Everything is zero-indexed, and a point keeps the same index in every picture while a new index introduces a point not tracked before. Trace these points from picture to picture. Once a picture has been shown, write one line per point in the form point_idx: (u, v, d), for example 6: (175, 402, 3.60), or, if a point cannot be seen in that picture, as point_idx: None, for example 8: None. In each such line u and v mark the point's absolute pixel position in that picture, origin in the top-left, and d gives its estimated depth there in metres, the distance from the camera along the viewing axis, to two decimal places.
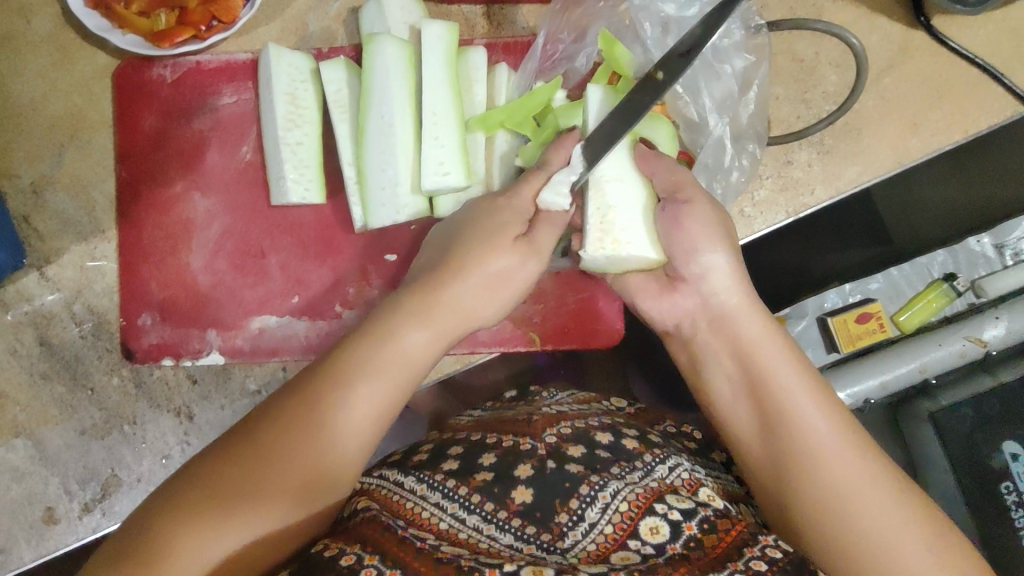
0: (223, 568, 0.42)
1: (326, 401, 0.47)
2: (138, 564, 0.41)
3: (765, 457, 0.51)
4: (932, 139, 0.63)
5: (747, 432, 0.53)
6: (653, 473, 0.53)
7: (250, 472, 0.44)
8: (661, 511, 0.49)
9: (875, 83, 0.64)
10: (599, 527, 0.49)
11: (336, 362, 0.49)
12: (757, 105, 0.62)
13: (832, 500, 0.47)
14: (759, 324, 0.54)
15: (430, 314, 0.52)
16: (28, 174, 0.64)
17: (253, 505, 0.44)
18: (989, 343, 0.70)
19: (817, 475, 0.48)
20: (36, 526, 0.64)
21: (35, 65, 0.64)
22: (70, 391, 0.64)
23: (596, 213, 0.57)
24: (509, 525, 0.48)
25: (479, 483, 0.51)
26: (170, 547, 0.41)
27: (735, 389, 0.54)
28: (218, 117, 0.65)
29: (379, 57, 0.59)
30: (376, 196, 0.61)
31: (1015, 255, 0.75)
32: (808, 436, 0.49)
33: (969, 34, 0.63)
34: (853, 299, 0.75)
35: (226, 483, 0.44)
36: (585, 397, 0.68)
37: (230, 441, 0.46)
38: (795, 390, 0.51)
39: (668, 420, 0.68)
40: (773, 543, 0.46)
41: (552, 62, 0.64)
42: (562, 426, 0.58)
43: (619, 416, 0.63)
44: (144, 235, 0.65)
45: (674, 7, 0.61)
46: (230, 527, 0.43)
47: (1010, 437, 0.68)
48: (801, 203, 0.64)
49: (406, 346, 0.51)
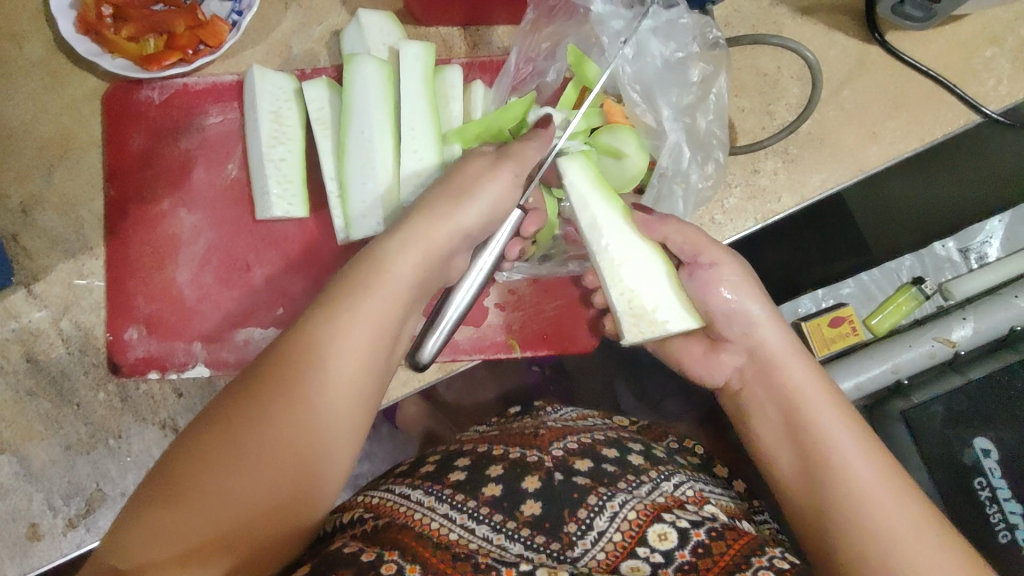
0: (245, 494, 0.41)
1: (320, 325, 0.46)
2: (165, 501, 0.40)
3: (798, 466, 0.52)
4: (891, 147, 0.66)
5: (777, 449, 0.55)
6: (659, 487, 0.54)
7: (253, 399, 0.43)
8: (670, 519, 0.50)
9: (835, 95, 0.67)
10: (608, 535, 0.49)
11: (334, 291, 0.48)
12: (716, 112, 0.64)
13: (852, 515, 0.47)
14: (803, 365, 0.56)
15: (418, 240, 0.51)
16: (19, 195, 0.66)
17: (257, 434, 0.42)
18: (957, 343, 0.72)
19: (846, 489, 0.48)
20: (20, 543, 0.64)
21: (27, 89, 0.66)
22: (56, 407, 0.65)
23: (623, 302, 0.56)
24: (519, 534, 0.49)
25: (489, 496, 0.52)
26: (195, 495, 0.40)
27: (769, 405, 0.56)
28: (204, 136, 0.67)
29: (358, 75, 0.61)
30: (357, 208, 0.63)
31: (979, 258, 0.79)
32: (837, 446, 0.50)
33: (921, 48, 0.66)
34: (826, 304, 0.78)
35: (235, 414, 0.42)
36: (584, 411, 0.69)
37: (241, 378, 0.45)
38: (818, 400, 0.53)
39: (672, 434, 0.69)
40: (779, 555, 0.49)
41: (524, 79, 0.67)
42: (569, 440, 0.60)
43: (624, 432, 0.64)
44: (131, 250, 0.67)
45: (622, 22, 0.63)
46: (235, 458, 0.41)
47: (981, 433, 0.69)
48: (769, 210, 0.66)
49: (400, 261, 0.50)
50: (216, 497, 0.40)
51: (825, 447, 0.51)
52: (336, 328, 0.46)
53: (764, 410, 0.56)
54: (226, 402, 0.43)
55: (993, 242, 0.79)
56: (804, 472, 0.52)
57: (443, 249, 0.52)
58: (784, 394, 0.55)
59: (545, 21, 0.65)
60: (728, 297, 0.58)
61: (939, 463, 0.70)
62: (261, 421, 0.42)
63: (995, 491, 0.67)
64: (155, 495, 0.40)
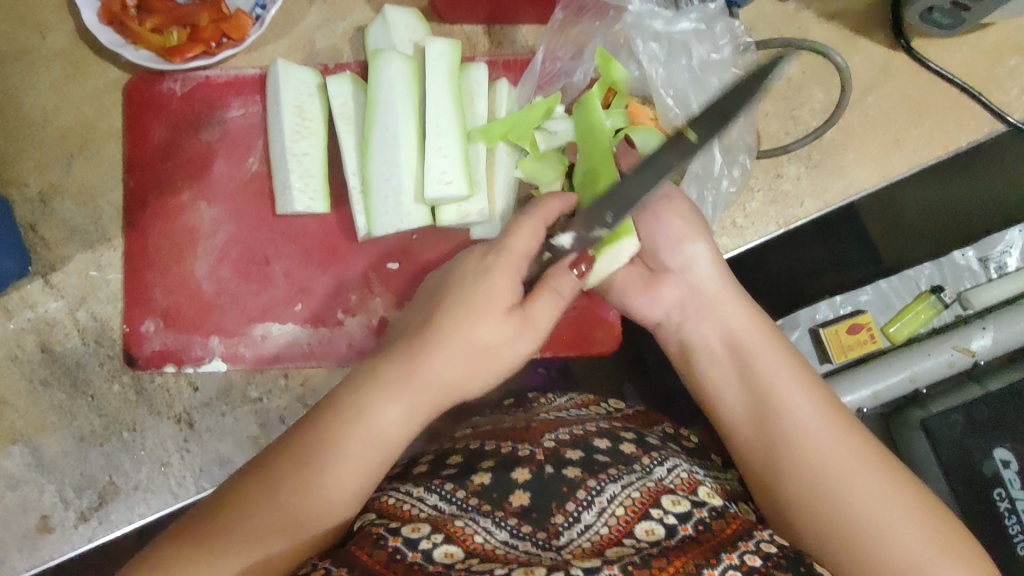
0: (277, 530, 0.45)
1: (359, 403, 0.48)
2: (209, 529, 0.45)
3: (757, 441, 0.53)
4: (915, 154, 0.66)
5: (741, 424, 0.55)
6: (651, 473, 0.52)
7: (293, 460, 0.47)
8: (657, 516, 0.49)
9: (859, 101, 0.66)
10: (595, 528, 0.48)
11: (379, 374, 0.50)
12: (746, 116, 0.63)
13: (847, 530, 0.48)
14: (778, 359, 0.55)
15: (418, 370, 0.50)
16: (37, 184, 0.66)
17: (290, 486, 0.46)
18: (977, 353, 0.72)
19: (838, 505, 0.49)
20: (30, 535, 0.63)
21: (48, 78, 0.66)
22: (70, 398, 0.64)
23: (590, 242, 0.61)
24: (506, 522, 0.49)
25: (477, 487, 0.51)
26: (240, 530, 0.45)
27: (727, 374, 0.57)
28: (226, 129, 0.67)
29: (384, 71, 0.61)
30: (380, 205, 0.63)
31: (998, 269, 0.77)
32: (801, 423, 0.51)
33: (946, 55, 0.66)
34: (844, 311, 0.77)
35: (279, 469, 0.46)
36: (585, 399, 0.68)
37: (291, 436, 0.48)
38: (777, 371, 0.54)
39: (666, 420, 0.67)
40: (768, 538, 0.48)
41: (551, 78, 0.66)
42: (561, 432, 0.57)
43: (617, 421, 0.62)
44: (150, 242, 0.66)
45: (663, 21, 0.63)
46: (268, 503, 0.45)
47: (1002, 443, 0.69)
48: (791, 215, 0.66)
49: (452, 346, 0.50)
50: (252, 532, 0.45)
51: (798, 448, 0.51)
52: (342, 444, 0.47)
53: (723, 378, 0.57)
54: (214, 510, 0.46)
55: (1013, 251, 0.77)
56: (764, 445, 0.53)
57: (493, 329, 0.51)
58: (754, 376, 0.55)
59: (573, 20, 0.65)
60: (676, 229, 0.61)
61: (956, 474, 0.69)
62: (270, 510, 0.45)
63: (1015, 502, 0.67)
64: (206, 524, 0.45)
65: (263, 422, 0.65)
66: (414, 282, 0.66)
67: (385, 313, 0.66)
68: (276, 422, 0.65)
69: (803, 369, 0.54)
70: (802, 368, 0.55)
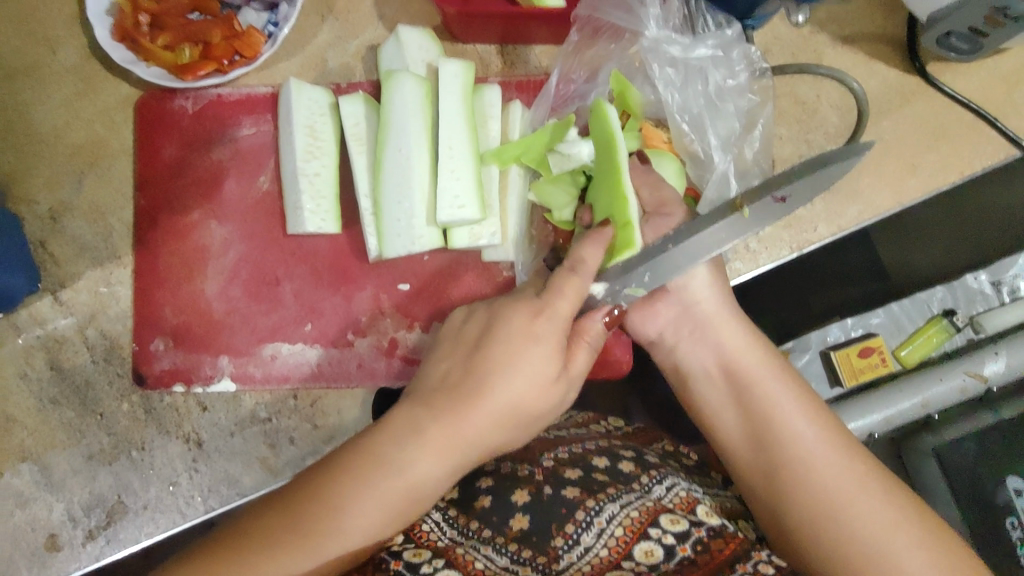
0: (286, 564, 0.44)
1: (382, 441, 0.48)
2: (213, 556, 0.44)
3: (756, 466, 0.53)
4: (931, 179, 0.65)
5: (741, 449, 0.55)
6: (650, 493, 0.51)
7: (311, 492, 0.46)
8: (656, 536, 0.48)
9: (874, 125, 0.66)
10: (595, 550, 0.47)
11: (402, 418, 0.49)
12: (762, 141, 0.64)
13: (852, 557, 0.48)
14: (777, 384, 0.55)
15: (442, 413, 0.49)
16: (46, 201, 0.65)
17: (304, 519, 0.45)
18: (989, 378, 0.71)
19: (842, 529, 0.48)
20: (38, 553, 0.63)
21: (59, 95, 0.66)
22: (79, 416, 0.64)
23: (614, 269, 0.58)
24: (507, 548, 0.48)
25: (480, 510, 0.51)
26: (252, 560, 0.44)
27: (723, 399, 0.57)
28: (237, 147, 0.67)
29: (397, 93, 0.61)
30: (392, 226, 0.62)
31: (1012, 292, 0.77)
32: (801, 448, 0.51)
33: (961, 80, 0.66)
34: (855, 333, 0.77)
35: (296, 502, 0.46)
36: (586, 417, 0.68)
37: (311, 472, 0.48)
38: (777, 395, 0.54)
39: (667, 438, 0.67)
40: (766, 560, 0.47)
41: (564, 100, 0.66)
42: (560, 451, 0.57)
43: (616, 439, 0.61)
44: (159, 260, 0.66)
45: (680, 48, 0.62)
46: (283, 536, 0.45)
47: (1014, 472, 0.68)
48: (805, 240, 0.65)
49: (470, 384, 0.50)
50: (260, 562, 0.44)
51: (799, 472, 0.51)
52: (362, 480, 0.46)
53: (721, 403, 0.57)
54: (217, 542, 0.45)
55: None
56: (764, 469, 0.53)
57: (511, 365, 0.50)
58: (751, 403, 0.55)
59: (589, 43, 0.65)
60: None
61: (969, 503, 0.69)
62: (283, 544, 0.44)
63: None
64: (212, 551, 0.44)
65: (271, 441, 0.64)
66: (426, 302, 0.66)
67: (396, 334, 0.66)
68: (286, 443, 0.64)
69: (803, 391, 0.54)
70: (800, 389, 0.55)
